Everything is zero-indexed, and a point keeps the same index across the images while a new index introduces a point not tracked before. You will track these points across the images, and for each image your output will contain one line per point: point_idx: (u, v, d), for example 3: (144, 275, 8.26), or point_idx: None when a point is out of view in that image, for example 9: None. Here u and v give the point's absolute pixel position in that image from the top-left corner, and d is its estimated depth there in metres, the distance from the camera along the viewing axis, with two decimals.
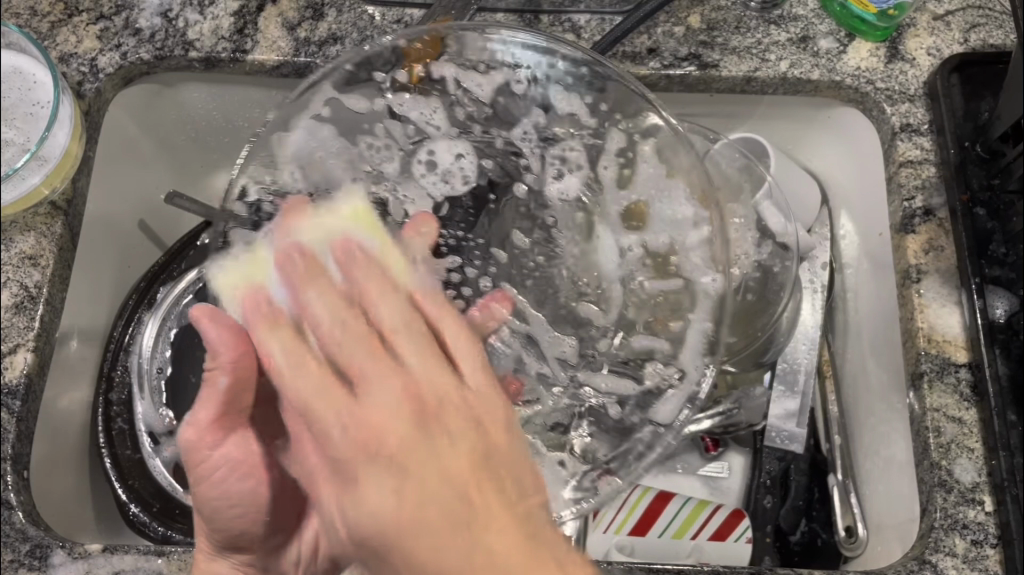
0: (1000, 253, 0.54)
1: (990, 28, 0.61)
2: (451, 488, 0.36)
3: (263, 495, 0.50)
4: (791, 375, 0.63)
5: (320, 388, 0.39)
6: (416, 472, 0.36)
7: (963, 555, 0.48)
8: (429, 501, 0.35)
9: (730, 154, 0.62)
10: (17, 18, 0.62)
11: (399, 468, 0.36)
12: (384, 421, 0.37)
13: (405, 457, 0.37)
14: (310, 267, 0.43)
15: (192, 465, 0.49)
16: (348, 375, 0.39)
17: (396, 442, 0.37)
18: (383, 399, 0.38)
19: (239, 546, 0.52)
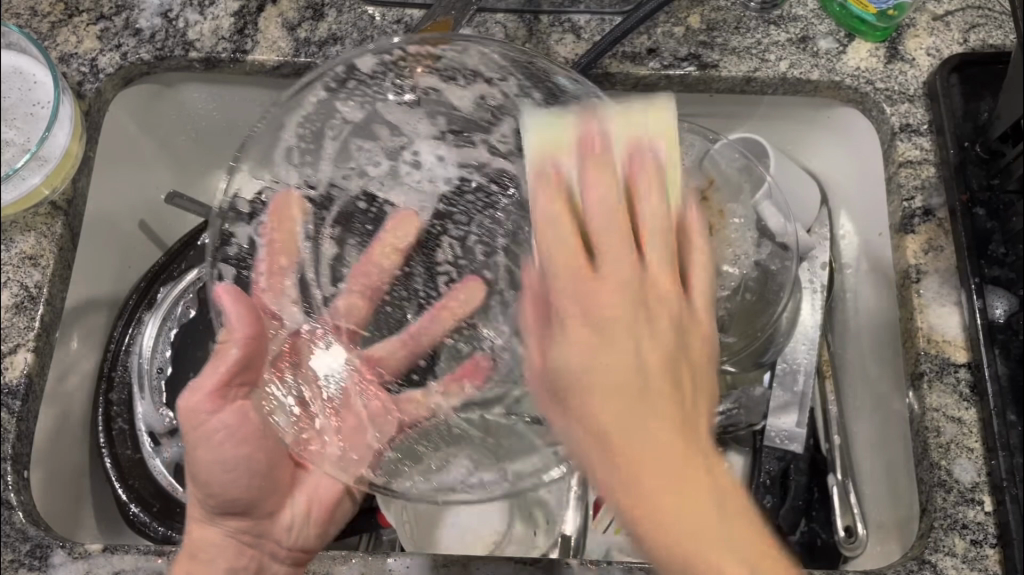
0: (1000, 253, 0.54)
1: (990, 28, 0.61)
2: (671, 457, 0.36)
3: (258, 460, 0.51)
4: (790, 375, 0.63)
5: (580, 285, 0.38)
6: (631, 433, 0.36)
7: (963, 554, 0.48)
8: (643, 454, 0.36)
9: (731, 154, 0.63)
10: (17, 19, 0.62)
11: (665, 394, 0.37)
12: (631, 341, 0.38)
13: (621, 351, 0.37)
14: (598, 160, 0.40)
15: (192, 430, 0.49)
16: (614, 265, 0.38)
17: (651, 325, 0.38)
18: (618, 288, 0.38)
19: (233, 512, 0.51)
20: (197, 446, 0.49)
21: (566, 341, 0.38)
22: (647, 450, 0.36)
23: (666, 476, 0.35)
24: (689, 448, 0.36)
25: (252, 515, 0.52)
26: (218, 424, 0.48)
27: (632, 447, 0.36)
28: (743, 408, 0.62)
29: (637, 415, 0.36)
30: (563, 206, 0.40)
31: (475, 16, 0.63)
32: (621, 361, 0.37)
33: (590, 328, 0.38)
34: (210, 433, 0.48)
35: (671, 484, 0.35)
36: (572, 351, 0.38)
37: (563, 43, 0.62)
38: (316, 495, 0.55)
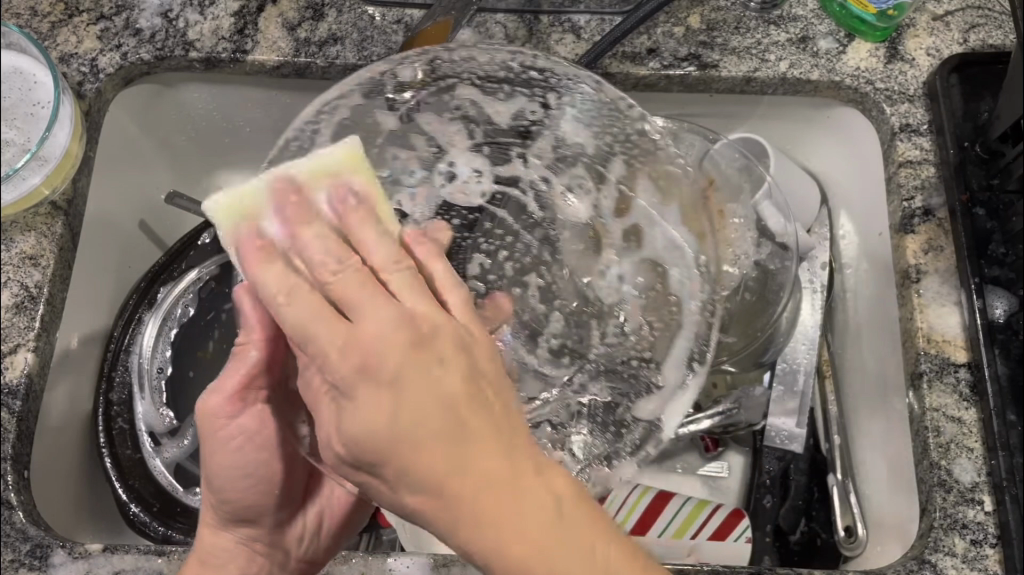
0: (1000, 253, 0.54)
1: (990, 28, 0.61)
2: (497, 446, 0.32)
3: (274, 468, 0.50)
4: (791, 375, 0.63)
5: (365, 233, 0.37)
6: (416, 420, 0.32)
7: (963, 554, 0.48)
8: (421, 437, 0.31)
9: (731, 154, 0.62)
10: (17, 18, 0.62)
11: (416, 350, 0.32)
12: (444, 362, 0.33)
13: (393, 368, 0.32)
14: (357, 210, 0.39)
15: (211, 432, 0.48)
16: (353, 256, 0.36)
17: (439, 356, 0.33)
18: (360, 269, 0.35)
19: (246, 519, 0.50)
20: (215, 451, 0.48)
21: (307, 296, 0.34)
22: (419, 407, 0.32)
23: (535, 512, 0.32)
24: (464, 410, 0.32)
25: (263, 524, 0.51)
26: (239, 429, 0.48)
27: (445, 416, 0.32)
28: (743, 409, 0.63)
29: (427, 384, 0.32)
30: (297, 200, 0.39)
31: (475, 16, 0.63)
32: (413, 431, 0.31)
33: (331, 321, 0.33)
34: (225, 438, 0.48)
35: (494, 486, 0.32)
36: (379, 324, 0.33)
37: (563, 43, 0.62)
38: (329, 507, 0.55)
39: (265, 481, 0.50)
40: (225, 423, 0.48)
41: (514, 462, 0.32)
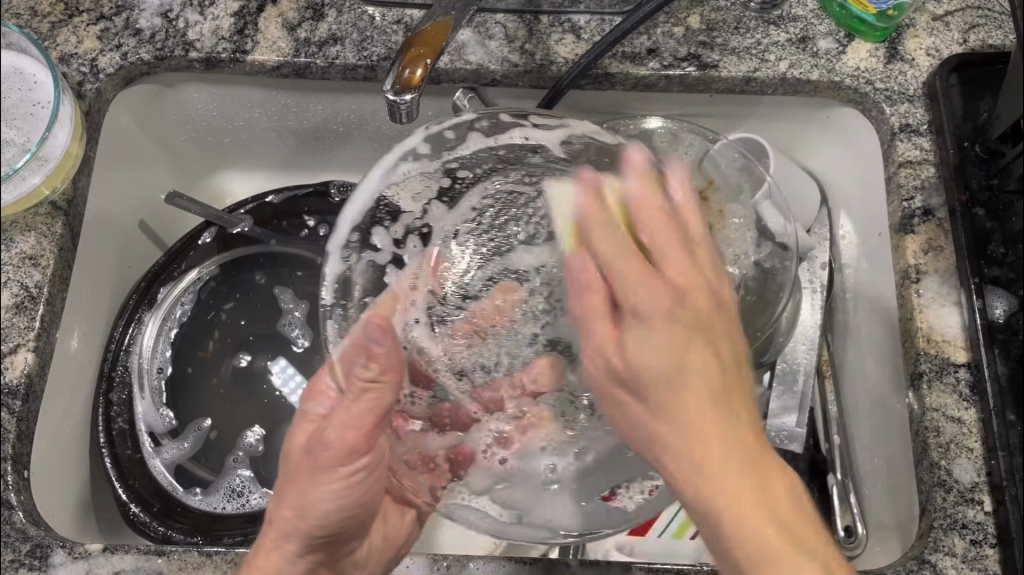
0: (1000, 253, 0.54)
1: (990, 28, 0.61)
2: (716, 412, 0.38)
3: (359, 502, 0.51)
4: (790, 374, 0.63)
5: (619, 257, 0.40)
6: (697, 368, 0.38)
7: (963, 554, 0.48)
8: (699, 397, 0.38)
9: (730, 155, 0.63)
10: (17, 18, 0.62)
11: (684, 325, 0.39)
12: (700, 346, 0.39)
13: (710, 335, 0.40)
14: (637, 260, 0.40)
15: (314, 465, 0.49)
16: (627, 260, 0.40)
17: (707, 292, 0.40)
18: (672, 277, 0.40)
19: (324, 542, 0.51)
20: (313, 480, 0.49)
21: (653, 324, 0.38)
22: (699, 376, 0.38)
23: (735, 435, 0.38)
24: (698, 335, 0.39)
25: (335, 544, 0.52)
26: (355, 466, 0.49)
27: (688, 385, 0.38)
28: None
29: (640, 336, 0.38)
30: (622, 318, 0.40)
31: (475, 16, 0.63)
32: (659, 362, 0.38)
33: (660, 330, 0.38)
34: (331, 477, 0.49)
35: (745, 456, 0.37)
36: (650, 299, 0.39)
37: (563, 43, 0.62)
38: (393, 533, 0.55)
39: (360, 511, 0.52)
40: (336, 468, 0.48)
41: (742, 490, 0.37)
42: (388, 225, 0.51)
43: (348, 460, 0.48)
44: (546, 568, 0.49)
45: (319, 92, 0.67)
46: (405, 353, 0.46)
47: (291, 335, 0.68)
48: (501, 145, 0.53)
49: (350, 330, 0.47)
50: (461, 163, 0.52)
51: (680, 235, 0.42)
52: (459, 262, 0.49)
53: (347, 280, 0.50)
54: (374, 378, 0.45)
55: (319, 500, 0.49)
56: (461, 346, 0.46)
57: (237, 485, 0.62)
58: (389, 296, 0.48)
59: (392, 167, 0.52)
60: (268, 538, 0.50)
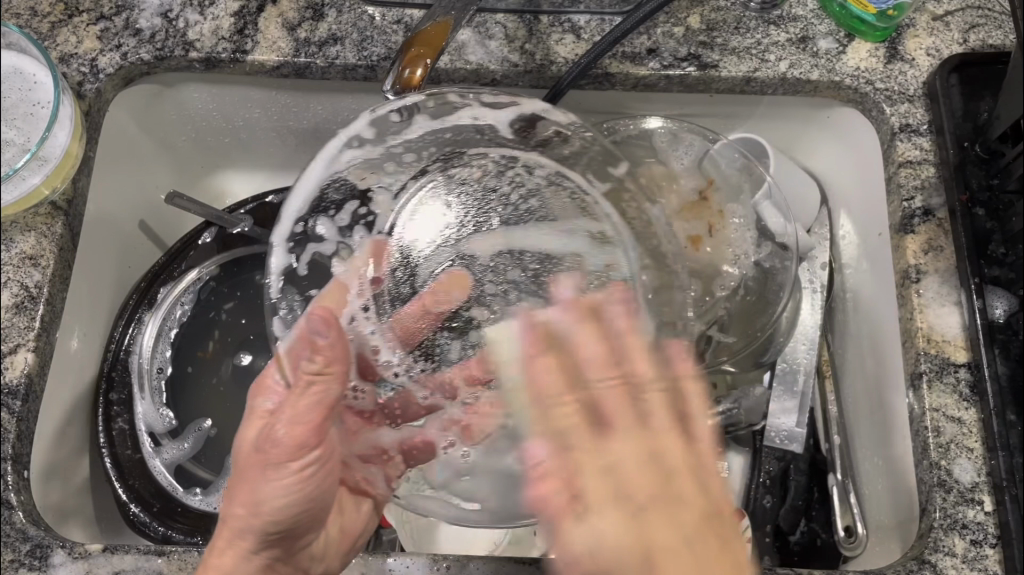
0: (1000, 253, 0.54)
1: (990, 28, 0.61)
2: (653, 493, 0.38)
3: (308, 496, 0.48)
4: (790, 374, 0.63)
5: (569, 346, 0.41)
6: (614, 465, 0.39)
7: (963, 554, 0.48)
8: (621, 460, 0.39)
9: (731, 154, 0.63)
10: (17, 18, 0.62)
11: (582, 429, 0.39)
12: (640, 439, 0.40)
13: (630, 421, 0.40)
14: (560, 379, 0.40)
15: (261, 460, 0.47)
16: (612, 389, 0.40)
17: (640, 410, 0.41)
18: (615, 389, 0.40)
19: (274, 537, 0.48)
20: (262, 476, 0.47)
21: (571, 414, 0.40)
22: (607, 491, 0.38)
23: (659, 520, 0.38)
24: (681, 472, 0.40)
25: (292, 536, 0.49)
26: (305, 460, 0.46)
27: (637, 510, 0.38)
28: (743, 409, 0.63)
29: (618, 450, 0.39)
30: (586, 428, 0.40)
31: (475, 16, 0.63)
32: (568, 414, 0.39)
33: (552, 440, 0.40)
34: (282, 472, 0.46)
35: (658, 502, 0.38)
36: (565, 419, 0.40)
37: (563, 43, 0.62)
38: (350, 523, 0.53)
39: (314, 505, 0.49)
40: (287, 463, 0.46)
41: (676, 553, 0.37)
42: (332, 214, 0.49)
43: (298, 455, 0.46)
44: (546, 569, 0.49)
45: (319, 92, 0.67)
46: (352, 344, 0.44)
47: None
48: (446, 128, 0.51)
49: (297, 320, 0.46)
50: (408, 149, 0.51)
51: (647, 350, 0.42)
52: (409, 243, 0.48)
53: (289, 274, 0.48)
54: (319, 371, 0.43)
55: (270, 496, 0.47)
56: (416, 329, 0.45)
57: None
58: (336, 283, 0.46)
59: (332, 159, 0.50)
60: (222, 535, 0.48)
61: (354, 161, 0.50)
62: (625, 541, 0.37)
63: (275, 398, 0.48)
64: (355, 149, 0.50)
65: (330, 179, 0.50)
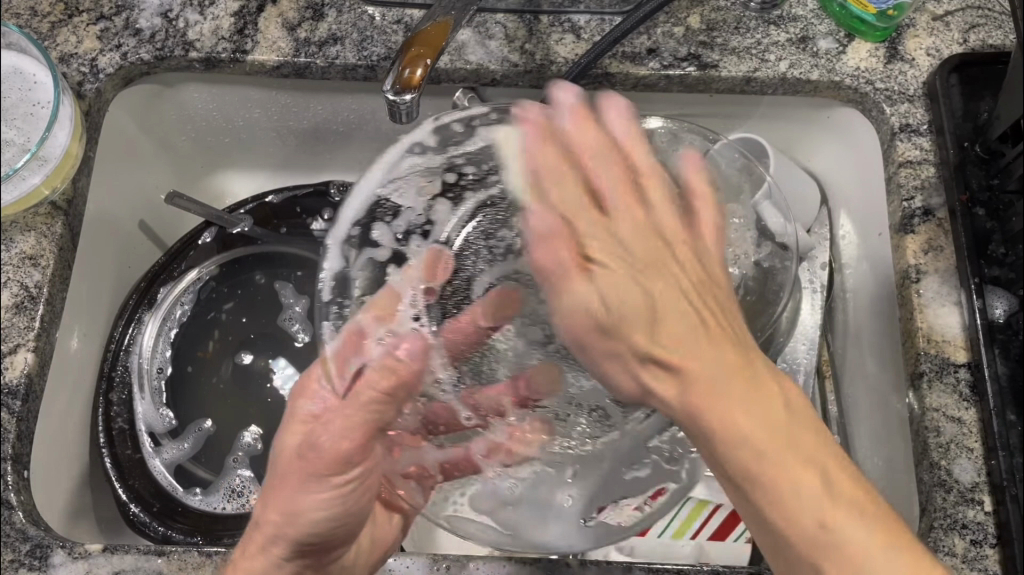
0: (1000, 253, 0.54)
1: (990, 28, 0.61)
2: (753, 408, 0.40)
3: (353, 509, 0.46)
4: (790, 375, 0.63)
5: (593, 223, 0.43)
6: (681, 325, 0.41)
7: (963, 554, 0.48)
8: (697, 350, 0.41)
9: (731, 154, 0.63)
10: (17, 18, 0.62)
11: (642, 320, 0.41)
12: (661, 282, 0.42)
13: (658, 294, 0.42)
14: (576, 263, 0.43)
15: (314, 471, 0.45)
16: (627, 210, 0.44)
17: (640, 276, 0.42)
18: (636, 225, 0.44)
19: (303, 551, 0.46)
20: (301, 486, 0.45)
21: (622, 273, 0.42)
22: (710, 373, 0.40)
23: (722, 375, 0.40)
24: (704, 298, 0.43)
25: (319, 552, 0.47)
26: (350, 474, 0.46)
27: (698, 394, 0.40)
28: None
29: (671, 304, 0.42)
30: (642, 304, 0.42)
31: (475, 16, 0.63)
32: (627, 301, 0.42)
33: (603, 278, 0.42)
34: (327, 484, 0.45)
35: (749, 394, 0.40)
36: (620, 283, 0.42)
37: (563, 43, 0.62)
38: (383, 535, 0.50)
39: (351, 520, 0.47)
40: (329, 476, 0.45)
41: (763, 437, 0.39)
42: (388, 222, 0.52)
43: (342, 468, 0.45)
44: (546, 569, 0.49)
45: (319, 92, 0.67)
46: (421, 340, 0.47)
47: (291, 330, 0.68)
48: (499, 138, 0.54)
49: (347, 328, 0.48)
50: (466, 159, 0.53)
51: (664, 192, 0.45)
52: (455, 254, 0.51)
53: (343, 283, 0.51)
54: (387, 399, 0.45)
55: (309, 507, 0.45)
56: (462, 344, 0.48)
57: (237, 485, 0.62)
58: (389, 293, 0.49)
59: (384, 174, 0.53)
60: (255, 541, 0.46)
61: (406, 169, 0.54)
62: (749, 433, 0.39)
63: (318, 401, 0.47)
64: (416, 159, 0.53)
65: (387, 188, 0.53)
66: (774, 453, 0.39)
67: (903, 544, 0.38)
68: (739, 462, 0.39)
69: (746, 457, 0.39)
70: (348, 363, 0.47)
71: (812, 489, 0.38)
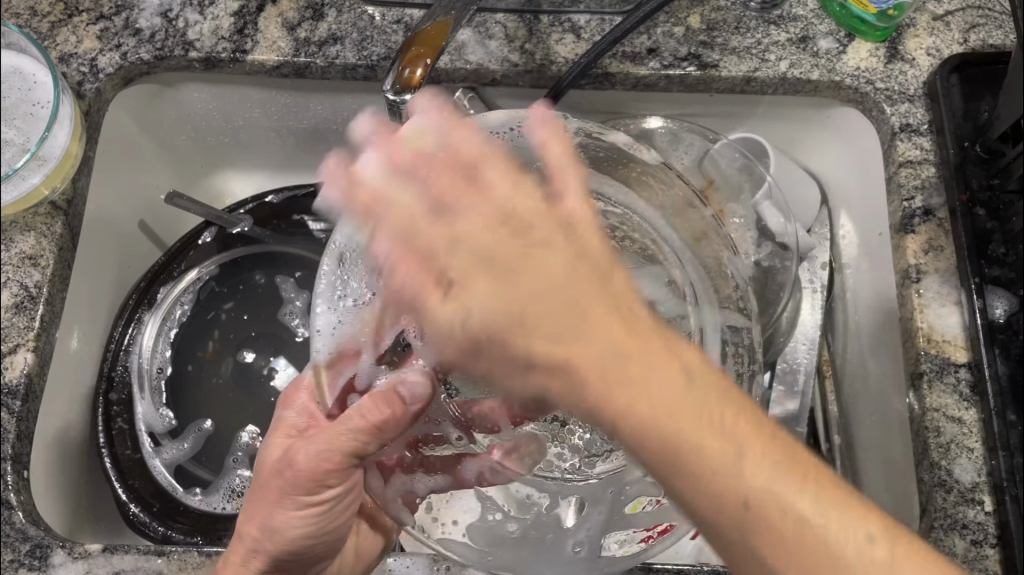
0: (1000, 253, 0.54)
1: (990, 28, 0.61)
2: (612, 355, 0.33)
3: (334, 524, 0.47)
4: (791, 375, 0.63)
5: (457, 186, 0.37)
6: (538, 289, 0.34)
7: (963, 554, 0.48)
8: (592, 344, 0.33)
9: (731, 154, 0.63)
10: (17, 18, 0.62)
11: (541, 325, 0.33)
12: (539, 249, 0.35)
13: (547, 238, 0.36)
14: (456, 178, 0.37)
15: (293, 490, 0.46)
16: (497, 181, 0.37)
17: (524, 237, 0.36)
18: (490, 218, 0.36)
19: (281, 562, 0.47)
20: (279, 502, 0.46)
21: (473, 224, 0.36)
22: (598, 353, 0.33)
23: (669, 391, 0.33)
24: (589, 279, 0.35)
25: (302, 560, 0.49)
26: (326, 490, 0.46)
27: (611, 377, 0.33)
28: None
29: (545, 259, 0.35)
30: (458, 260, 0.35)
31: (475, 16, 0.63)
32: (483, 296, 0.34)
33: (492, 275, 0.34)
34: (303, 504, 0.46)
35: (619, 368, 0.33)
36: (479, 301, 0.34)
37: (563, 43, 0.62)
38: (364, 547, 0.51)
39: (330, 536, 0.48)
40: (304, 496, 0.45)
41: (671, 418, 0.32)
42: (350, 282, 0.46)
43: (318, 488, 0.45)
44: None
45: (318, 92, 0.67)
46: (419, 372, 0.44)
47: (291, 326, 0.68)
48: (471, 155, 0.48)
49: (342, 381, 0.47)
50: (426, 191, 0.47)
51: (506, 172, 0.38)
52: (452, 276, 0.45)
53: (343, 259, 0.46)
54: (374, 431, 0.43)
55: (285, 524, 0.46)
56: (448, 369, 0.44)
57: (237, 485, 0.62)
58: (385, 305, 0.44)
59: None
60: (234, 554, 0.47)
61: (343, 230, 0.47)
62: (658, 421, 0.32)
63: (301, 412, 0.48)
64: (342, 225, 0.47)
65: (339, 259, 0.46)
66: (712, 439, 0.32)
67: (833, 511, 0.32)
68: (659, 444, 0.32)
69: (661, 446, 0.32)
70: (338, 378, 0.47)
71: (728, 454, 0.32)
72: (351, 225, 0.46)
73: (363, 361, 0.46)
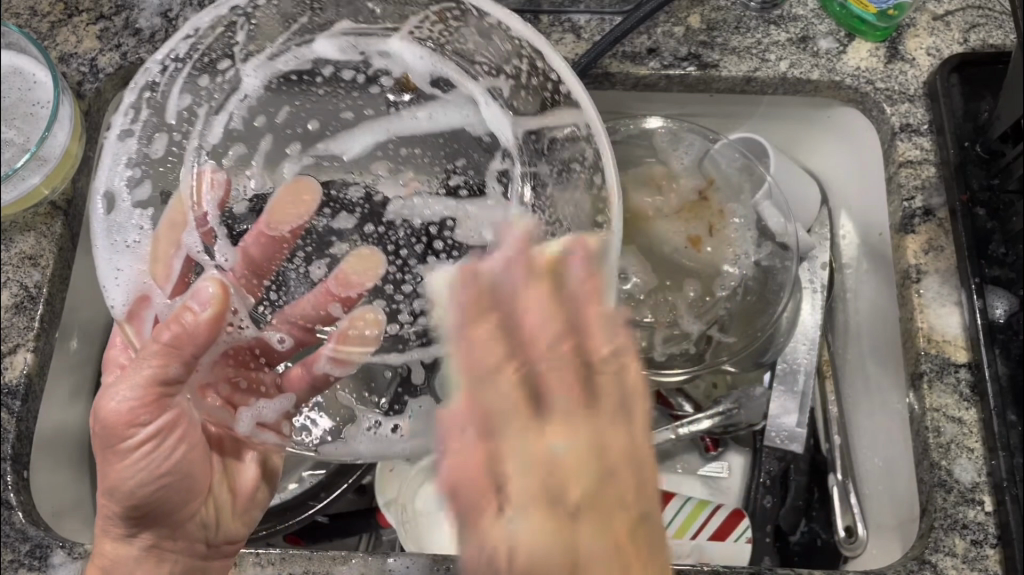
0: (1001, 253, 0.54)
1: (990, 28, 0.61)
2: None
3: (173, 467, 0.48)
4: (791, 374, 0.63)
5: (491, 361, 0.36)
6: (590, 540, 0.33)
7: (963, 554, 0.48)
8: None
9: (730, 154, 0.64)
10: (17, 19, 0.62)
11: (551, 507, 0.33)
12: (581, 456, 0.35)
13: (595, 552, 0.33)
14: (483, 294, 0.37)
15: (112, 439, 0.46)
16: (550, 367, 0.35)
17: (607, 458, 0.35)
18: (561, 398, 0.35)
19: (140, 517, 0.49)
20: (107, 461, 0.47)
21: (505, 363, 0.35)
22: (583, 484, 0.34)
23: None
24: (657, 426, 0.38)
25: (160, 516, 0.50)
26: (146, 433, 0.46)
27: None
28: (743, 408, 0.63)
29: (590, 519, 0.34)
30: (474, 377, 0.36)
31: None
32: (532, 469, 0.33)
33: (531, 425, 0.34)
34: (127, 450, 0.46)
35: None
36: (515, 462, 0.33)
37: (563, 43, 0.62)
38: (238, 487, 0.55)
39: (175, 477, 0.49)
40: (126, 445, 0.46)
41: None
42: (128, 202, 0.45)
43: (129, 430, 0.46)
44: None
45: None
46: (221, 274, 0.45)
47: None
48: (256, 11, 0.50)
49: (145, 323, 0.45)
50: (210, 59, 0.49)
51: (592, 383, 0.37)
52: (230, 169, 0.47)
53: (113, 197, 0.45)
54: (173, 350, 0.43)
55: (117, 478, 0.47)
56: (258, 261, 0.45)
57: None
58: (168, 221, 0.45)
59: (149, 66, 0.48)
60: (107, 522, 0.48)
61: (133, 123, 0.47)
62: None
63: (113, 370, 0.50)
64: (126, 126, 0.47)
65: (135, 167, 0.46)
66: None
67: None
68: None
69: None
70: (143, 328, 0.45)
71: None
72: (114, 158, 0.46)
73: (159, 295, 0.44)
